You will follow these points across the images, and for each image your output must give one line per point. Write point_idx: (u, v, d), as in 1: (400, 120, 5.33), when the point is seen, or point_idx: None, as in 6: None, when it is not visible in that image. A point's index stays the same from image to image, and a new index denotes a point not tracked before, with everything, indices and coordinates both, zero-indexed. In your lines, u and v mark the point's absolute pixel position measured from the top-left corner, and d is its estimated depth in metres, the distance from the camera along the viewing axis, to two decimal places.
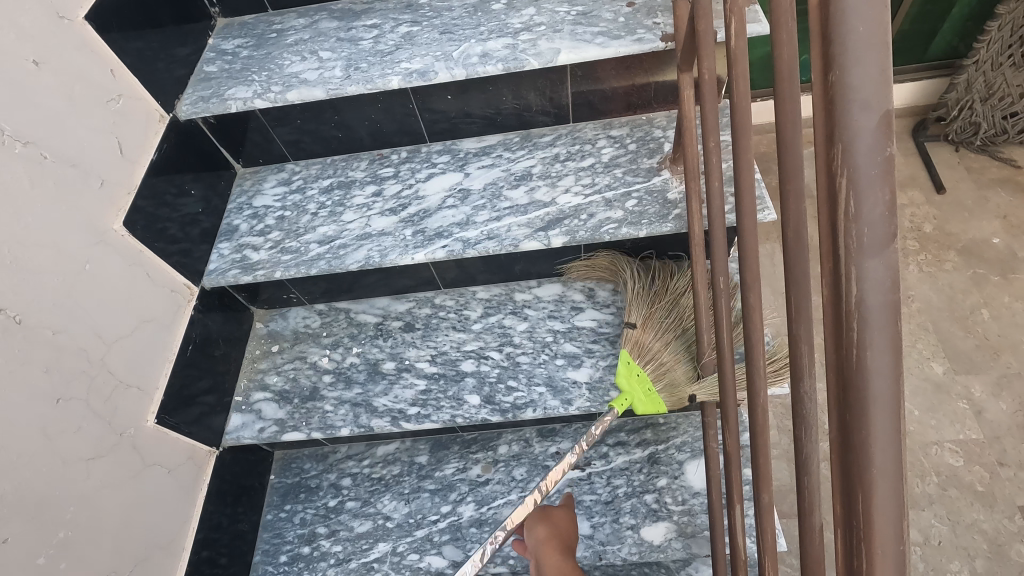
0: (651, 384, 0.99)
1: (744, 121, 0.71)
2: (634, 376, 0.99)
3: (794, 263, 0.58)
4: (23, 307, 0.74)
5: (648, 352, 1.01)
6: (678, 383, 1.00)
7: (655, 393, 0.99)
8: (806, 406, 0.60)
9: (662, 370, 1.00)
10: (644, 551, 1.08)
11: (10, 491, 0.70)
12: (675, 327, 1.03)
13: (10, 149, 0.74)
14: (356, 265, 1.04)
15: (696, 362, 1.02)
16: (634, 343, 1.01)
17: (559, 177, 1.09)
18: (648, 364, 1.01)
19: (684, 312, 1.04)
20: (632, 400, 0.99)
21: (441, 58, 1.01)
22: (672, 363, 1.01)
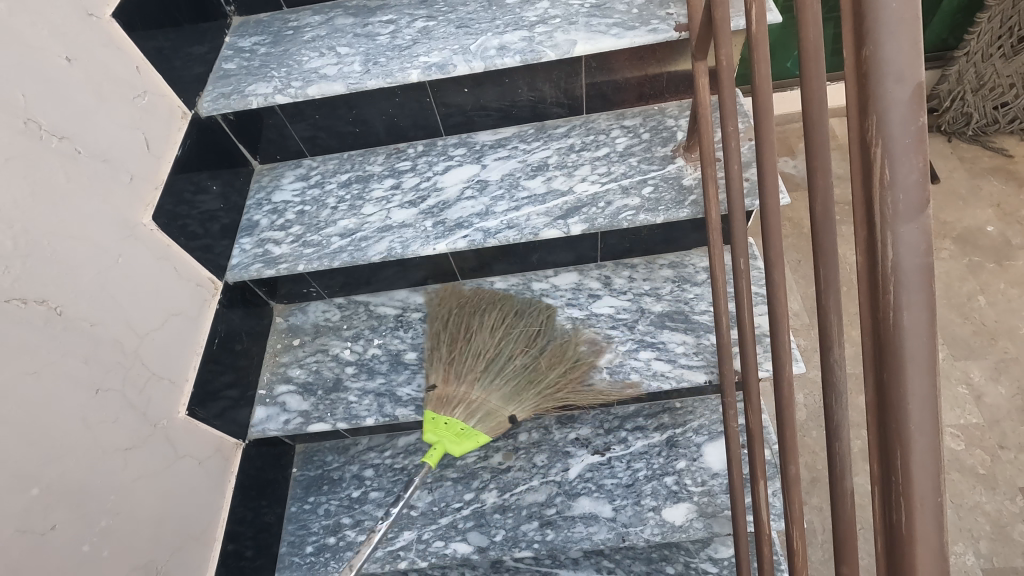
0: (465, 425, 0.99)
1: (765, 105, 0.72)
2: (437, 429, 0.99)
3: (823, 236, 0.61)
4: (63, 298, 0.75)
5: (451, 401, 1.01)
6: (494, 413, 1.00)
7: (468, 429, 0.98)
8: (836, 374, 0.63)
9: (471, 409, 1.00)
10: (666, 531, 1.10)
11: (55, 479, 0.71)
12: (473, 363, 1.03)
13: (46, 143, 0.75)
14: (378, 256, 1.06)
15: (505, 387, 1.01)
16: (437, 401, 1.02)
17: (576, 167, 1.11)
18: (456, 409, 1.01)
19: (475, 347, 1.04)
20: (445, 447, 0.98)
21: (459, 51, 1.03)
22: (479, 398, 1.00)
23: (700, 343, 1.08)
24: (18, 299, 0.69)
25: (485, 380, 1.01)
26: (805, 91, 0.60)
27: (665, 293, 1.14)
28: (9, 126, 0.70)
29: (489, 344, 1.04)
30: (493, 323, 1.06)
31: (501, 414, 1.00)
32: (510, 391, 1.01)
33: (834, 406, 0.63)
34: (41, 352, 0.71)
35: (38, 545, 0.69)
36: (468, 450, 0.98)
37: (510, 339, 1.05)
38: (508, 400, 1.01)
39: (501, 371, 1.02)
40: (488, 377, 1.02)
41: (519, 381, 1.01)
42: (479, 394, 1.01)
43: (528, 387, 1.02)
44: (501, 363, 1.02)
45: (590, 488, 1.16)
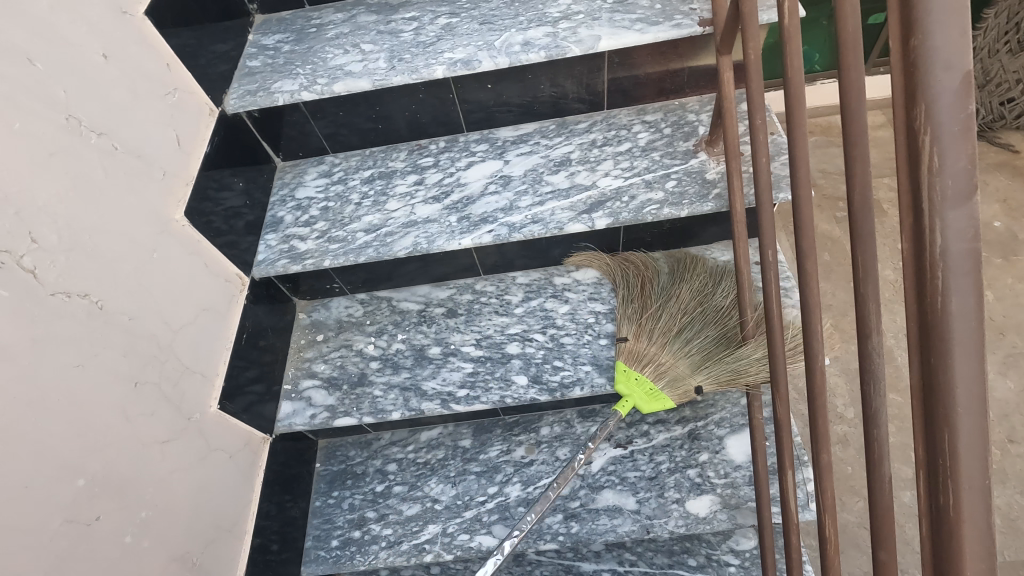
0: (653, 385, 1.06)
1: (798, 98, 0.72)
2: (627, 382, 1.06)
3: (861, 225, 0.62)
4: (102, 292, 0.75)
5: (645, 357, 1.08)
6: (680, 380, 1.07)
7: (658, 393, 1.05)
8: (874, 361, 0.63)
9: (661, 371, 1.07)
10: (690, 523, 1.11)
11: (99, 470, 0.72)
12: (670, 323, 1.10)
13: (86, 139, 0.76)
14: (404, 251, 1.07)
15: (694, 356, 1.07)
16: (628, 353, 1.08)
17: (598, 162, 1.11)
18: (646, 367, 1.08)
19: (672, 303, 1.11)
20: (631, 399, 1.05)
21: (483, 47, 1.04)
22: (670, 360, 1.07)
23: (724, 336, 1.09)
24: (61, 293, 0.70)
25: (675, 347, 1.07)
26: (844, 86, 0.61)
27: None
28: (52, 122, 0.71)
29: (688, 321, 1.09)
30: (708, 293, 1.10)
31: (687, 385, 1.06)
32: (696, 350, 1.08)
33: (871, 392, 0.64)
34: (84, 345, 0.72)
35: (82, 535, 0.70)
36: (656, 408, 1.04)
37: (700, 316, 1.10)
38: (693, 368, 1.06)
39: (695, 339, 1.08)
40: (684, 339, 1.08)
41: (704, 354, 1.07)
42: (671, 357, 1.07)
43: (705, 361, 1.07)
44: (694, 325, 1.10)
45: (613, 481, 1.17)
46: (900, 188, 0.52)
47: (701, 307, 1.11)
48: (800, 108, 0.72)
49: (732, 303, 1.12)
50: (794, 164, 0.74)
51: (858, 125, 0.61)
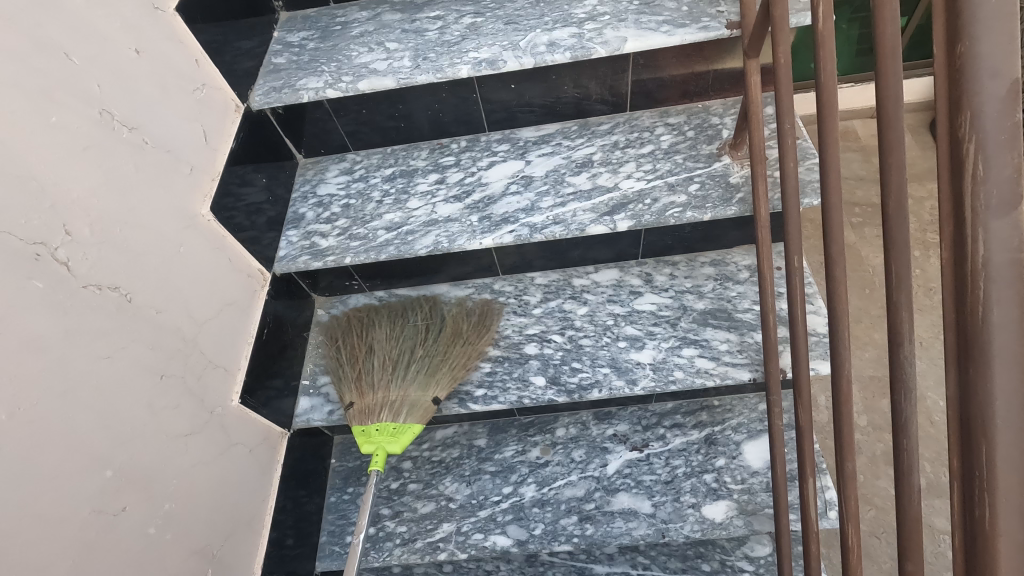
0: (396, 423, 1.03)
1: (831, 102, 0.71)
2: (374, 438, 1.03)
3: (895, 232, 0.61)
4: (131, 284, 0.76)
5: (374, 409, 1.05)
6: (416, 403, 1.05)
7: (399, 428, 1.03)
8: (905, 370, 0.62)
9: (397, 407, 1.05)
10: (706, 528, 1.11)
11: (125, 462, 0.73)
12: (384, 367, 1.08)
13: (118, 133, 0.76)
14: (424, 250, 1.07)
15: (422, 375, 1.07)
16: (361, 414, 1.05)
17: (621, 163, 1.11)
18: (381, 413, 1.05)
19: (381, 355, 1.10)
20: (383, 449, 1.01)
21: (509, 47, 1.04)
22: (400, 396, 1.05)
23: (744, 341, 1.08)
24: (93, 285, 0.70)
25: (398, 381, 1.06)
26: (880, 86, 0.61)
27: (707, 291, 1.15)
28: (86, 116, 0.71)
29: (393, 359, 1.09)
30: (408, 322, 1.14)
31: (424, 402, 1.05)
32: (426, 370, 1.08)
33: (902, 401, 0.63)
34: (113, 337, 0.72)
35: (110, 525, 0.70)
36: (407, 444, 1.02)
37: (407, 342, 1.11)
38: (423, 388, 1.06)
39: (406, 365, 1.08)
40: (403, 370, 1.07)
41: (433, 368, 1.08)
42: (397, 391, 1.05)
43: (444, 372, 1.08)
44: (407, 358, 1.09)
45: (629, 484, 1.17)
46: (941, 196, 0.51)
47: (405, 342, 1.11)
48: (831, 113, 0.71)
49: (752, 308, 1.11)
50: (826, 169, 0.72)
51: (895, 126, 0.60)
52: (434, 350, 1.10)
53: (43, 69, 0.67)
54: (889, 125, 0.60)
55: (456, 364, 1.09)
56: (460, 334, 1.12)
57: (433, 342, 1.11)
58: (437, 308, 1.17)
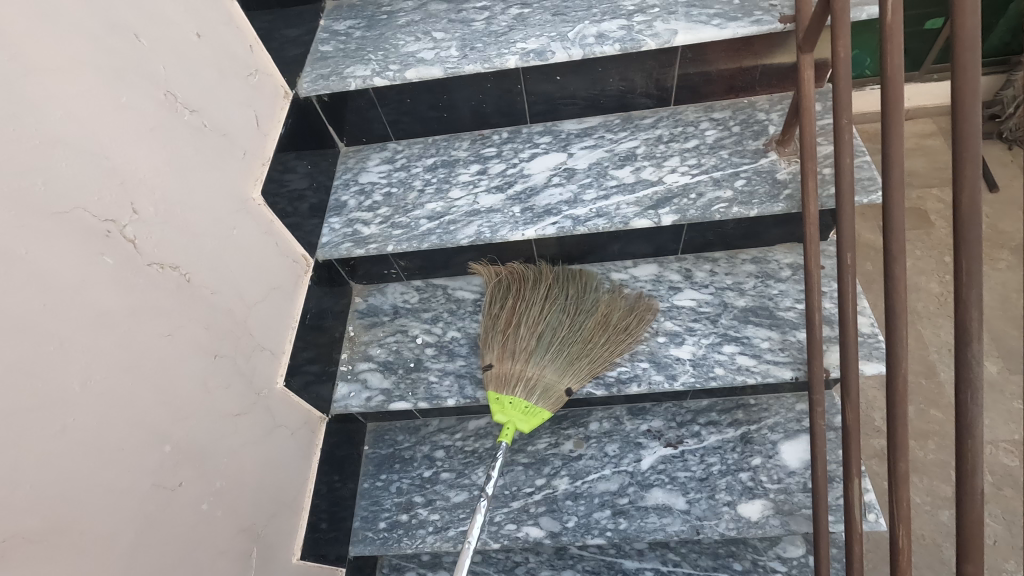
0: (527, 402, 1.03)
1: (896, 97, 0.70)
2: (505, 410, 1.03)
3: (967, 228, 0.60)
4: (189, 264, 0.77)
5: (509, 380, 1.04)
6: (551, 389, 1.04)
7: (530, 409, 1.03)
8: (973, 369, 0.61)
9: (531, 387, 1.04)
10: (741, 527, 1.10)
11: (183, 438, 0.74)
12: (529, 337, 1.08)
13: (179, 115, 0.77)
14: (467, 240, 1.07)
15: (559, 359, 1.06)
16: (496, 380, 1.06)
17: (665, 158, 1.10)
18: (515, 388, 1.05)
19: (531, 317, 1.10)
20: (515, 424, 1.02)
21: (557, 38, 1.04)
22: (536, 374, 1.05)
23: (786, 339, 1.07)
24: (156, 263, 0.71)
25: (539, 355, 1.05)
26: (955, 85, 0.60)
27: (748, 288, 1.13)
28: (152, 97, 0.72)
29: (547, 326, 1.09)
30: (564, 301, 1.11)
31: (559, 388, 1.04)
32: (568, 352, 1.06)
33: (967, 401, 0.62)
34: (173, 315, 0.73)
35: (169, 499, 0.71)
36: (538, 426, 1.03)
37: (556, 327, 1.08)
38: (558, 373, 1.05)
39: (554, 341, 1.07)
40: (544, 348, 1.06)
41: (574, 351, 1.06)
42: (535, 370, 1.05)
43: (583, 360, 1.06)
44: (555, 330, 1.08)
45: (663, 480, 1.16)
46: None
47: (553, 319, 1.09)
48: (897, 109, 0.71)
49: (795, 307, 1.10)
50: (889, 164, 0.71)
51: (971, 121, 0.59)
52: (571, 336, 1.07)
53: (114, 48, 0.67)
54: (964, 122, 0.60)
55: (593, 361, 1.07)
56: (607, 335, 1.08)
57: (584, 320, 1.09)
58: (585, 283, 1.14)
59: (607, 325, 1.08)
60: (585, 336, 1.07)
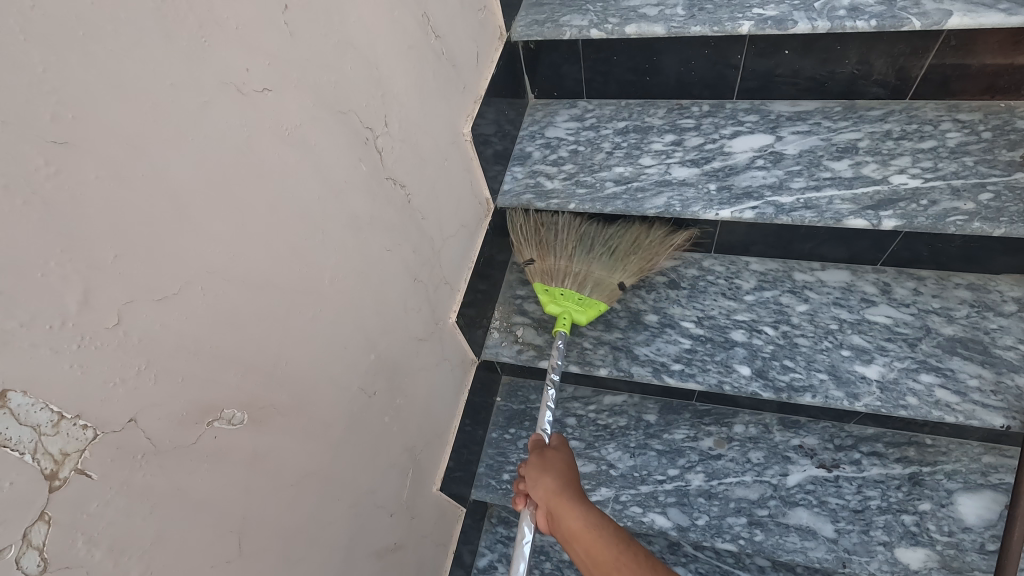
0: (580, 295, 1.05)
1: None
2: (560, 300, 1.04)
3: None
4: (412, 186, 0.78)
5: (556, 272, 1.06)
6: (603, 282, 1.06)
7: (586, 302, 1.04)
8: None
9: (581, 280, 1.06)
10: (897, 572, 1.00)
11: (383, 350, 0.76)
12: (568, 240, 1.08)
13: (429, 38, 0.78)
14: (655, 210, 1.03)
15: (603, 256, 1.07)
16: (542, 273, 1.07)
17: (892, 156, 0.99)
18: (566, 280, 1.06)
19: (564, 223, 1.09)
20: (574, 314, 1.02)
21: (801, 7, 0.95)
22: (584, 269, 1.06)
23: (999, 381, 0.94)
24: (392, 179, 0.73)
25: (581, 249, 1.07)
26: None
27: (959, 316, 1.00)
28: (414, 17, 0.73)
29: (578, 225, 1.09)
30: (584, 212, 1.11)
31: (609, 283, 1.06)
32: (611, 249, 1.07)
33: None
34: (395, 232, 0.75)
35: (367, 406, 0.74)
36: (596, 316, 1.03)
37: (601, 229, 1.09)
38: (610, 267, 1.07)
39: (594, 242, 1.08)
40: (586, 246, 1.07)
41: (617, 248, 1.07)
42: (581, 263, 1.07)
43: (629, 257, 1.07)
44: (595, 229, 1.09)
45: (810, 501, 1.08)
46: None
47: (588, 220, 1.10)
48: None
49: (1016, 348, 0.96)
50: None
51: None
52: (608, 236, 1.08)
53: None
54: None
55: (638, 260, 1.07)
56: (638, 239, 1.08)
57: (612, 227, 1.09)
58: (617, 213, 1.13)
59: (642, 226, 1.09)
60: (621, 244, 1.08)
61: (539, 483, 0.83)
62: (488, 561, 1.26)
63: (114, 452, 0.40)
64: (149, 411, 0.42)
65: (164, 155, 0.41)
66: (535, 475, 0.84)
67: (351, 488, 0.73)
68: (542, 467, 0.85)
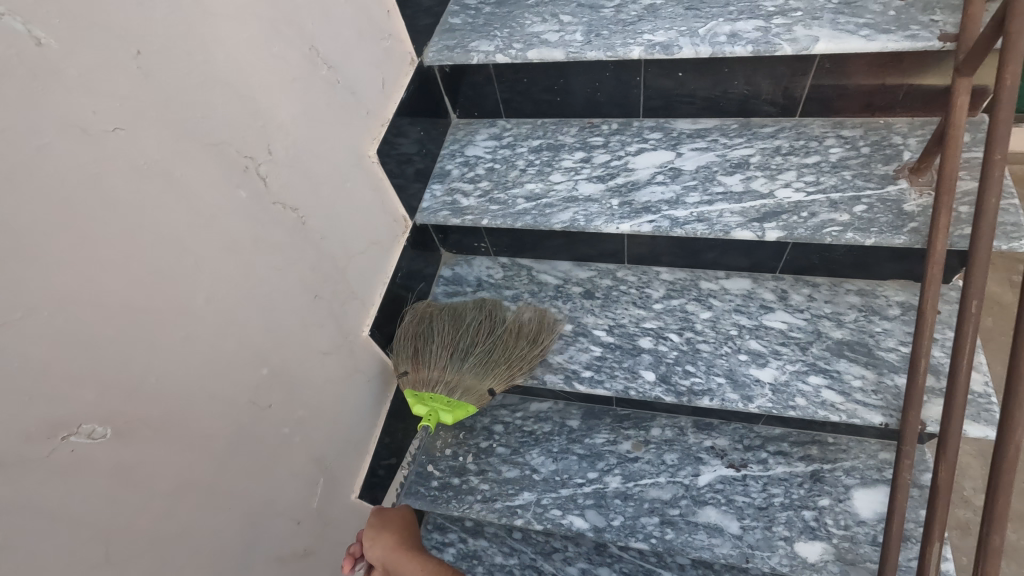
0: (449, 397, 1.05)
1: (998, 144, 0.75)
2: (427, 402, 1.05)
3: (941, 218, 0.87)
4: (306, 209, 0.83)
5: (428, 381, 1.06)
6: (473, 390, 1.05)
7: (454, 403, 1.04)
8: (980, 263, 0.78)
9: (452, 387, 1.05)
10: (796, 565, 1.05)
11: (277, 364, 0.80)
12: (443, 349, 1.06)
13: (318, 69, 0.83)
14: (561, 225, 1.08)
15: (476, 369, 1.05)
16: (414, 379, 1.07)
17: (779, 170, 1.05)
18: (435, 386, 1.06)
19: (439, 332, 1.08)
20: (440, 413, 1.04)
21: (686, 33, 1.01)
22: (456, 379, 1.05)
23: (881, 381, 0.99)
24: (280, 204, 0.77)
25: (454, 364, 1.05)
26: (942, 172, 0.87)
27: (848, 320, 1.06)
28: (299, 51, 0.78)
29: (455, 335, 1.07)
30: (465, 325, 1.08)
31: (479, 390, 1.05)
32: (485, 361, 1.05)
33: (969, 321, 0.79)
34: (287, 252, 0.79)
35: (260, 417, 0.77)
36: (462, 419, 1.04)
37: (473, 333, 1.08)
38: (481, 374, 1.05)
39: (470, 351, 1.06)
40: (458, 359, 1.05)
41: (490, 359, 1.05)
42: (453, 376, 1.05)
43: (499, 367, 1.06)
44: (468, 337, 1.07)
45: (719, 499, 1.13)
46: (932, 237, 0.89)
47: (462, 330, 1.08)
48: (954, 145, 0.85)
49: (897, 349, 1.02)
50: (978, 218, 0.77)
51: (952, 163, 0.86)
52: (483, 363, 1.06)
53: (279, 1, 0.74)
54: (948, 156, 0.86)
55: (513, 365, 1.06)
56: (513, 345, 1.07)
57: (486, 341, 1.07)
58: (497, 310, 1.12)
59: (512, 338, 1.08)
60: (493, 349, 1.06)
61: (374, 547, 0.91)
62: None
63: None
64: None
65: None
66: (370, 539, 0.92)
67: (244, 496, 0.76)
68: (376, 525, 0.92)
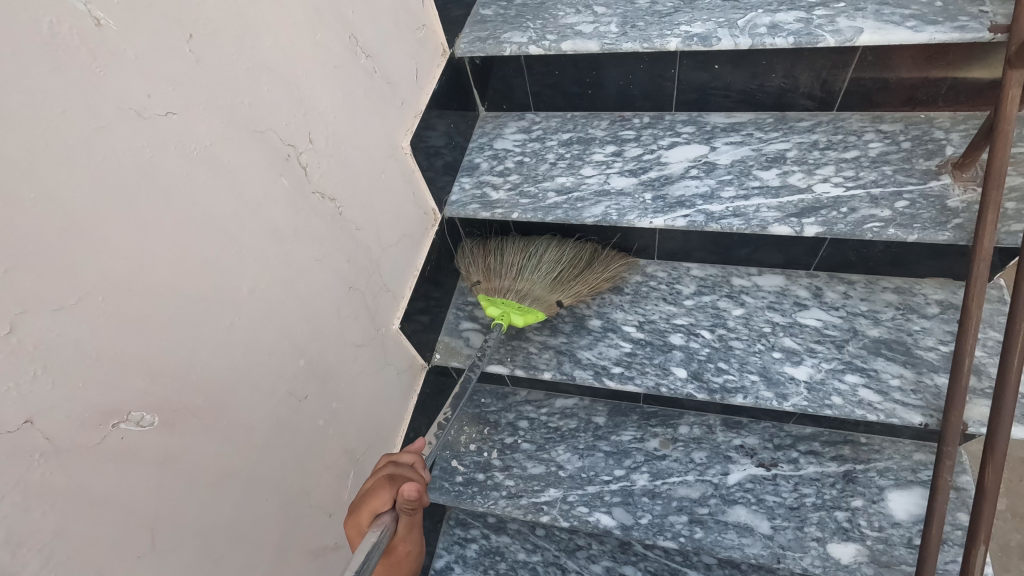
0: (520, 303, 1.09)
1: None
2: (499, 303, 1.09)
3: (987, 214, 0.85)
4: (344, 199, 0.82)
5: (498, 291, 1.11)
6: (542, 297, 1.09)
7: (525, 308, 1.09)
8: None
9: (521, 295, 1.10)
10: (829, 567, 1.03)
11: (314, 355, 0.79)
12: (513, 262, 1.12)
13: (357, 58, 0.82)
14: (593, 219, 1.06)
15: (545, 279, 1.10)
16: (483, 288, 1.12)
17: (817, 165, 1.03)
18: (504, 297, 1.10)
19: (510, 249, 1.14)
20: (511, 316, 1.07)
21: (725, 25, 1.00)
22: (525, 291, 1.10)
23: (920, 381, 0.98)
24: (319, 193, 0.76)
25: (526, 272, 1.10)
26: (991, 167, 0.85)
27: (884, 319, 1.04)
28: (340, 39, 0.78)
29: (526, 246, 1.14)
30: (534, 245, 1.13)
31: (549, 299, 1.09)
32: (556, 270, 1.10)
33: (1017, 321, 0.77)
34: (325, 243, 0.78)
35: (297, 408, 0.77)
36: (532, 322, 1.08)
37: (543, 251, 1.12)
38: (551, 287, 1.09)
39: (540, 262, 1.11)
40: (531, 266, 1.11)
41: (560, 274, 1.10)
42: (524, 286, 1.10)
43: (568, 281, 1.10)
44: (539, 255, 1.12)
45: (749, 499, 1.11)
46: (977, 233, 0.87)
47: (532, 244, 1.13)
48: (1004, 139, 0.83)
49: (936, 348, 1.00)
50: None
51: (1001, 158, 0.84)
52: (552, 274, 1.10)
53: None
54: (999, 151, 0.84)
55: (579, 286, 1.11)
56: (582, 268, 1.11)
57: (557, 258, 1.11)
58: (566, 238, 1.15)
59: (579, 258, 1.12)
60: (564, 264, 1.11)
61: None
62: (445, 562, 1.28)
63: (8, 448, 0.44)
64: (46, 413, 0.46)
65: (57, 176, 0.45)
66: None
67: (281, 488, 0.76)
68: None
